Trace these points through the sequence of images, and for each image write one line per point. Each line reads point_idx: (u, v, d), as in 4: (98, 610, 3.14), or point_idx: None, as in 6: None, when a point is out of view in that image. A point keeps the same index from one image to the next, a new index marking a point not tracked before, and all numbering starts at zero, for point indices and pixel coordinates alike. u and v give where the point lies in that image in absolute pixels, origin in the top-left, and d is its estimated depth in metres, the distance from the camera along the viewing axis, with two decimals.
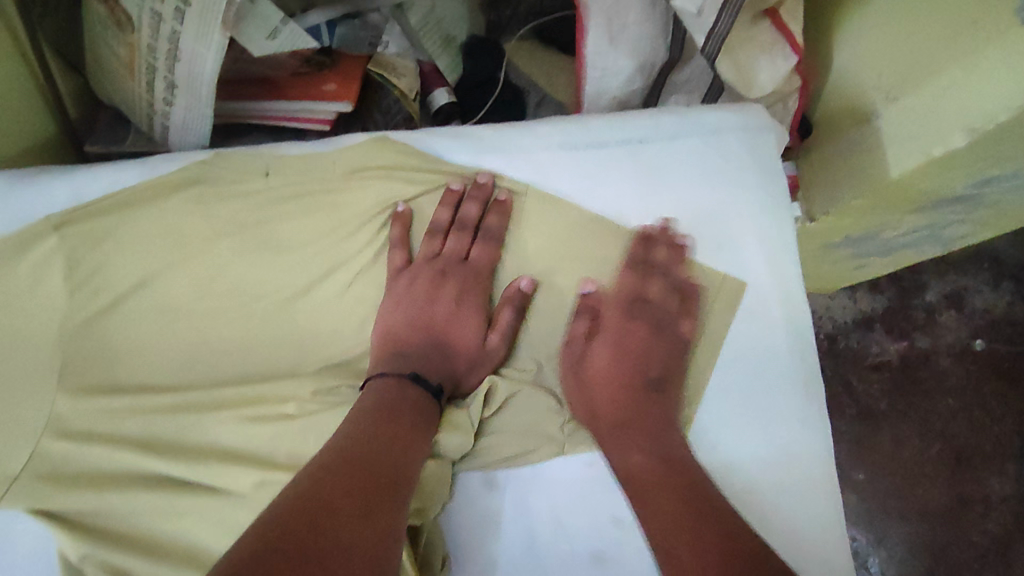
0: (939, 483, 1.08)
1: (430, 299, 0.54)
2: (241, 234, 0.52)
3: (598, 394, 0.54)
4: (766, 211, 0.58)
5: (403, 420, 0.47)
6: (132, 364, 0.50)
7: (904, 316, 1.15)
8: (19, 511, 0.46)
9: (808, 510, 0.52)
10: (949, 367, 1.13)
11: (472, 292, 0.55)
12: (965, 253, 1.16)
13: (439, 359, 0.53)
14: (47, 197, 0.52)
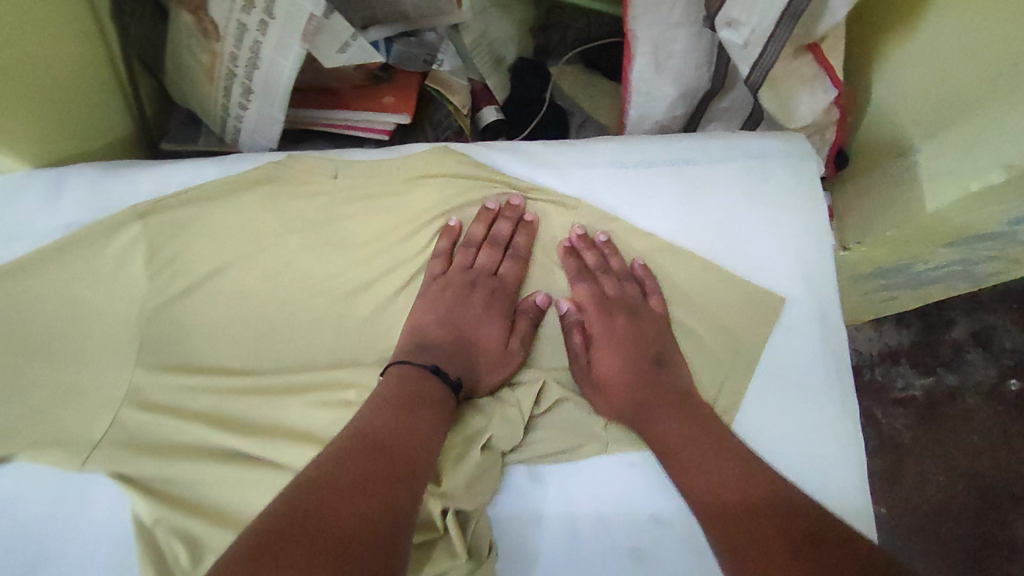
0: (965, 520, 1.09)
1: (462, 305, 0.57)
2: (311, 230, 0.56)
3: (617, 396, 0.55)
4: (808, 234, 0.60)
5: (420, 419, 0.49)
6: (203, 346, 0.53)
7: (930, 352, 1.17)
8: (98, 476, 0.49)
9: (844, 525, 0.54)
10: (977, 406, 1.14)
11: (502, 301, 0.57)
12: (992, 293, 1.19)
13: (463, 358, 0.55)
14: (133, 188, 0.56)
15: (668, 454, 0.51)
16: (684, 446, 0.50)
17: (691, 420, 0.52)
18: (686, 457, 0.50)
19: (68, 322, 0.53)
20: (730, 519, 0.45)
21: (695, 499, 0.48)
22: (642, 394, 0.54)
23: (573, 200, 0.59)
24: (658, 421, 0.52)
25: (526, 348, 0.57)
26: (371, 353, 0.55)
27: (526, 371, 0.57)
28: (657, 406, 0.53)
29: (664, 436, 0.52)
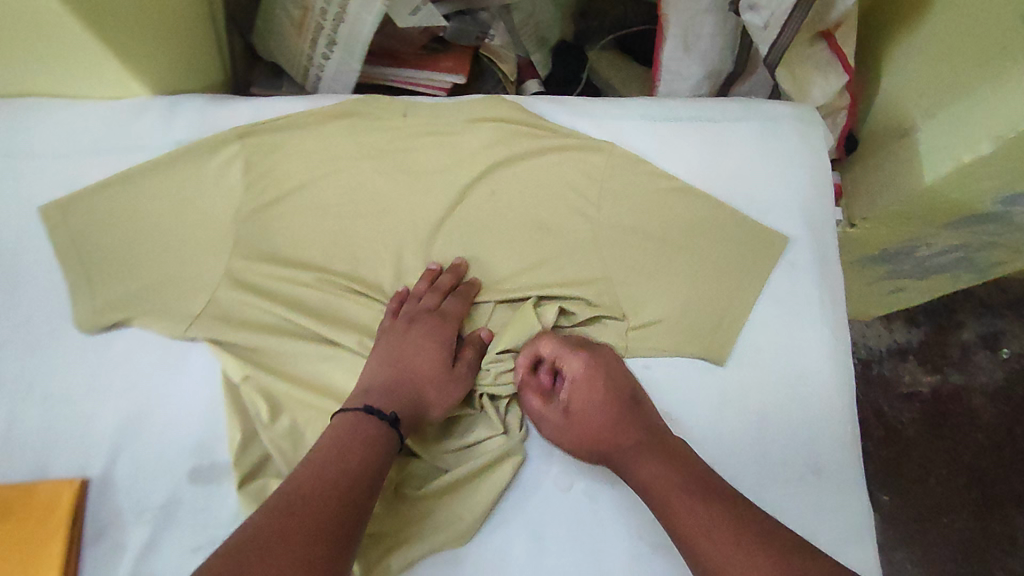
0: (964, 513, 1.16)
1: (405, 344, 0.59)
2: (381, 158, 0.65)
3: (593, 438, 0.58)
4: (812, 186, 0.68)
5: (353, 462, 0.51)
6: (287, 247, 0.63)
7: (939, 351, 1.25)
8: (200, 344, 0.60)
9: (829, 434, 0.62)
10: (981, 406, 1.22)
11: (446, 339, 0.60)
12: (999, 298, 1.27)
13: (406, 395, 0.57)
14: (233, 115, 0.66)
15: (656, 496, 0.54)
16: (673, 489, 0.53)
17: (673, 460, 0.55)
18: (674, 503, 0.53)
19: (177, 222, 0.62)
20: (721, 557, 0.49)
21: (686, 542, 0.51)
22: (624, 437, 0.57)
23: (607, 145, 0.67)
24: (644, 465, 0.56)
25: (469, 383, 0.60)
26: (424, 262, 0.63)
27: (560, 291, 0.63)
28: (641, 450, 0.56)
29: (652, 479, 0.55)
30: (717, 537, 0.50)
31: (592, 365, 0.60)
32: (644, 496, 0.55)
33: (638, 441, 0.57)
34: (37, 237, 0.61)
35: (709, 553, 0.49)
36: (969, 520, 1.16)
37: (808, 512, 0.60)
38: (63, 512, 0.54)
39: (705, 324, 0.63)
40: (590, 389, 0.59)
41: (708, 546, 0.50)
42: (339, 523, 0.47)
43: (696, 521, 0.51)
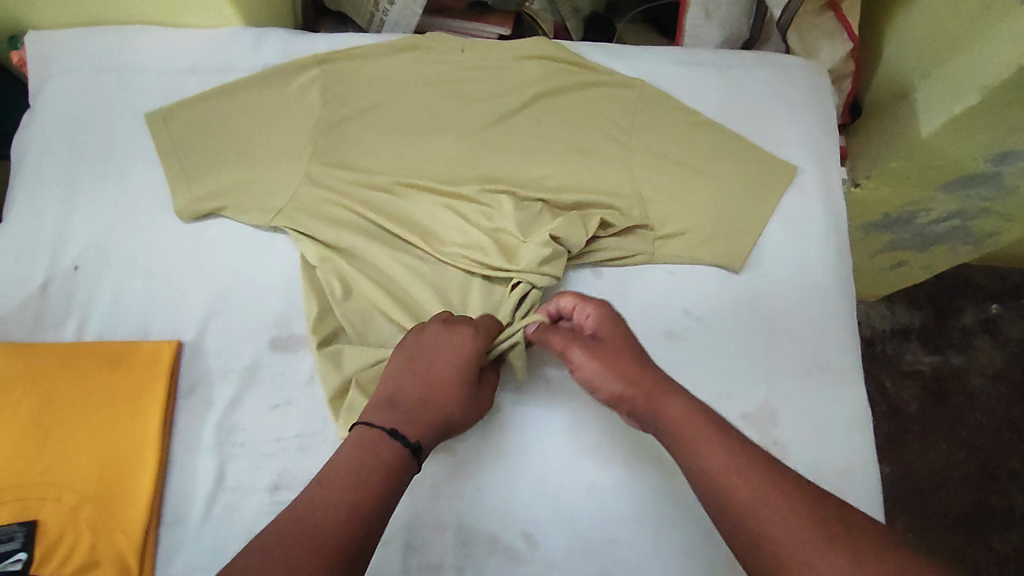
0: (964, 485, 1.21)
1: (436, 370, 0.58)
2: (441, 86, 0.74)
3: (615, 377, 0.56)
4: (820, 128, 0.77)
5: (371, 487, 0.49)
6: (357, 156, 0.71)
7: (939, 333, 1.32)
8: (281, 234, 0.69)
9: (833, 338, 0.70)
10: (980, 386, 1.28)
11: (477, 368, 0.60)
12: (997, 286, 1.35)
13: (425, 417, 0.56)
14: (312, 46, 0.75)
15: (682, 430, 0.51)
16: (700, 424, 0.51)
17: (700, 404, 0.53)
18: (702, 440, 0.49)
19: (260, 132, 0.70)
20: (756, 499, 0.45)
21: (716, 479, 0.47)
22: (647, 374, 0.55)
23: (638, 83, 0.75)
24: (670, 405, 0.52)
25: (480, 412, 0.61)
26: (476, 173, 0.71)
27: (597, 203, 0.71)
28: (666, 393, 0.53)
29: (676, 416, 0.52)
30: (755, 477, 0.46)
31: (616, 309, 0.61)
32: (665, 432, 0.52)
33: (664, 381, 0.55)
34: (144, 139, 0.70)
35: (741, 491, 0.46)
36: (969, 493, 1.21)
37: (815, 405, 0.67)
38: (163, 365, 0.62)
39: (725, 235, 0.71)
40: (609, 333, 0.58)
41: (740, 484, 0.46)
42: (368, 549, 0.47)
43: (729, 461, 0.48)
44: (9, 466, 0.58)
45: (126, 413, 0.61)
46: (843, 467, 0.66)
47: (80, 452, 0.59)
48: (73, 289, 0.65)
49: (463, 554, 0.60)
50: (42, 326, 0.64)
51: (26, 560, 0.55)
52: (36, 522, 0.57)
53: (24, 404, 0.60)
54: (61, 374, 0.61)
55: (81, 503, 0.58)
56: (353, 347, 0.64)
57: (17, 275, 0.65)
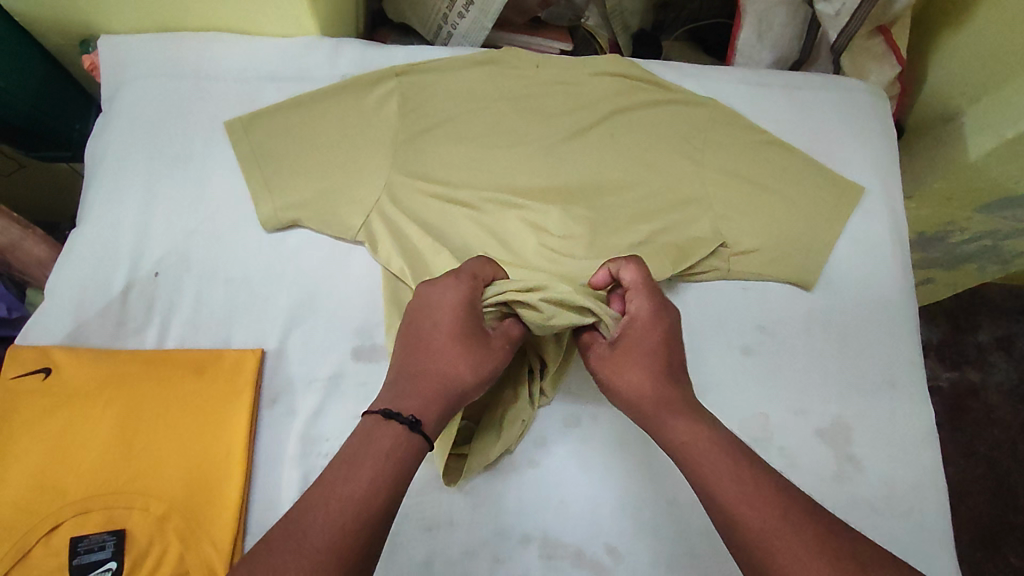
0: (983, 501, 1.23)
1: (426, 334, 0.54)
2: (516, 100, 0.75)
3: (631, 380, 0.54)
4: (883, 149, 0.79)
5: (365, 470, 0.46)
6: (437, 168, 0.72)
7: (958, 349, 1.34)
8: (360, 247, 0.70)
9: (902, 355, 0.71)
10: (997, 402, 1.30)
11: (469, 318, 0.54)
12: (1014, 305, 1.37)
13: (432, 394, 0.52)
14: (390, 59, 0.77)
15: (693, 457, 0.50)
16: (711, 449, 0.50)
17: (715, 428, 0.51)
18: (711, 468, 0.48)
19: (339, 141, 0.71)
20: (763, 535, 0.45)
21: (726, 510, 0.47)
22: (656, 388, 0.53)
23: (711, 101, 0.77)
24: (677, 424, 0.51)
25: (500, 360, 0.55)
26: (552, 188, 0.73)
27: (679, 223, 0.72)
28: (678, 409, 0.52)
29: (686, 440, 0.51)
30: (765, 509, 0.45)
31: (658, 305, 0.57)
32: (676, 454, 0.51)
33: (680, 402, 0.53)
34: (225, 147, 0.72)
35: (748, 521, 0.45)
36: (988, 508, 1.22)
37: (887, 421, 0.68)
38: (249, 374, 0.63)
39: (795, 252, 0.72)
40: (644, 330, 0.56)
41: (748, 515, 0.46)
42: (374, 530, 0.44)
43: (741, 491, 0.47)
44: (96, 475, 0.58)
45: (211, 422, 0.61)
46: (918, 482, 0.66)
47: (166, 461, 0.59)
48: (154, 294, 0.66)
49: (549, 568, 0.60)
50: (123, 331, 0.65)
51: (116, 569, 0.55)
52: (125, 531, 0.56)
53: (110, 412, 0.60)
54: (147, 381, 0.61)
55: (167, 514, 0.57)
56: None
57: (98, 279, 0.66)
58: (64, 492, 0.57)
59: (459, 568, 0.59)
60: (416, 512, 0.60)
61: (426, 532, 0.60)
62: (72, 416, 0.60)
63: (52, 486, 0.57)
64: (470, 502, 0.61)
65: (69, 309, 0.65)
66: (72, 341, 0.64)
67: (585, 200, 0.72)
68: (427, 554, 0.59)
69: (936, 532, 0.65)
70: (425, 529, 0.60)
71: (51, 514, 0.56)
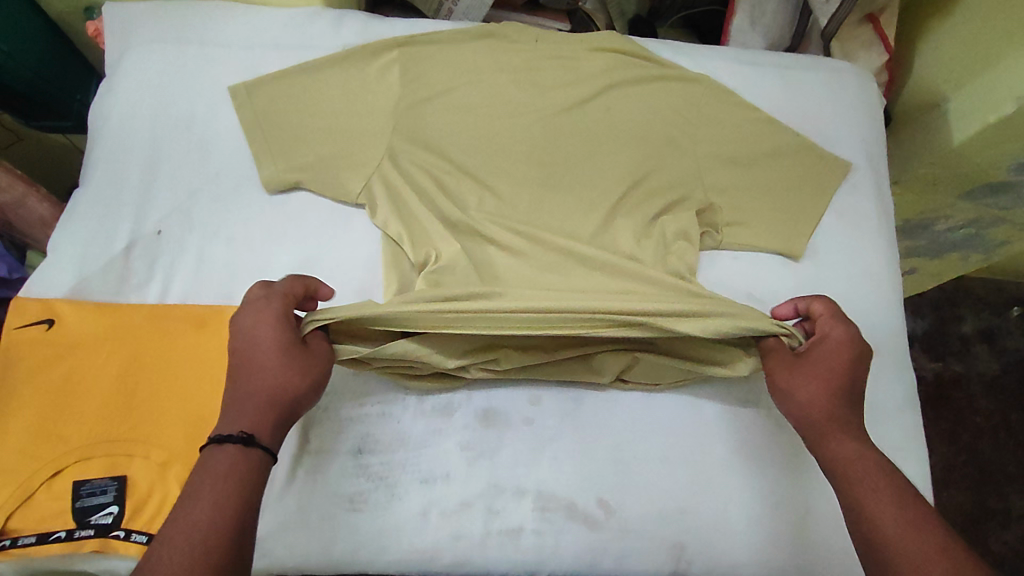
0: (964, 488, 1.25)
1: (245, 353, 0.54)
2: (514, 73, 0.77)
3: (801, 393, 0.57)
4: (871, 127, 0.81)
5: (207, 492, 0.46)
6: (437, 136, 0.73)
7: (941, 340, 1.38)
8: (360, 210, 0.72)
9: (886, 322, 0.73)
10: (980, 392, 1.33)
11: (287, 330, 0.55)
12: (995, 298, 1.41)
13: (267, 408, 0.52)
14: (392, 30, 0.79)
15: (852, 474, 0.52)
16: (872, 470, 0.52)
17: (877, 452, 0.53)
18: (866, 488, 0.51)
19: (341, 107, 0.72)
20: (909, 559, 0.46)
21: (875, 527, 0.49)
22: (828, 409, 0.55)
23: (704, 78, 0.79)
24: (839, 443, 0.54)
25: (324, 363, 0.57)
26: (548, 158, 0.74)
27: (674, 196, 0.73)
28: (842, 432, 0.54)
29: (848, 458, 0.53)
30: (917, 534, 0.47)
31: (853, 332, 0.59)
32: (833, 468, 0.53)
33: (845, 418, 0.55)
34: (228, 111, 0.73)
35: (898, 543, 0.47)
36: (969, 496, 1.25)
37: (872, 384, 0.70)
38: None
39: (783, 224, 0.74)
40: (838, 348, 0.58)
41: (901, 542, 0.47)
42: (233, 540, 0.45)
43: (900, 516, 0.48)
44: (98, 423, 0.59)
45: (210, 374, 0.62)
46: (901, 445, 0.68)
47: (166, 412, 0.60)
48: (156, 252, 0.67)
49: (543, 520, 0.61)
50: (126, 287, 0.66)
51: (118, 513, 0.56)
52: (126, 478, 0.57)
53: (112, 363, 0.61)
54: (149, 334, 0.62)
55: (168, 461, 0.58)
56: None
57: (101, 237, 0.67)
58: (65, 438, 0.58)
59: (454, 519, 0.60)
60: (414, 464, 0.62)
61: (422, 484, 0.61)
62: (75, 366, 0.61)
63: (55, 433, 0.58)
64: (466, 456, 0.62)
65: (73, 264, 0.66)
66: (75, 294, 0.64)
67: (580, 171, 0.74)
68: (422, 506, 0.61)
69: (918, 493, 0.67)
70: (421, 481, 0.61)
71: (54, 460, 0.57)
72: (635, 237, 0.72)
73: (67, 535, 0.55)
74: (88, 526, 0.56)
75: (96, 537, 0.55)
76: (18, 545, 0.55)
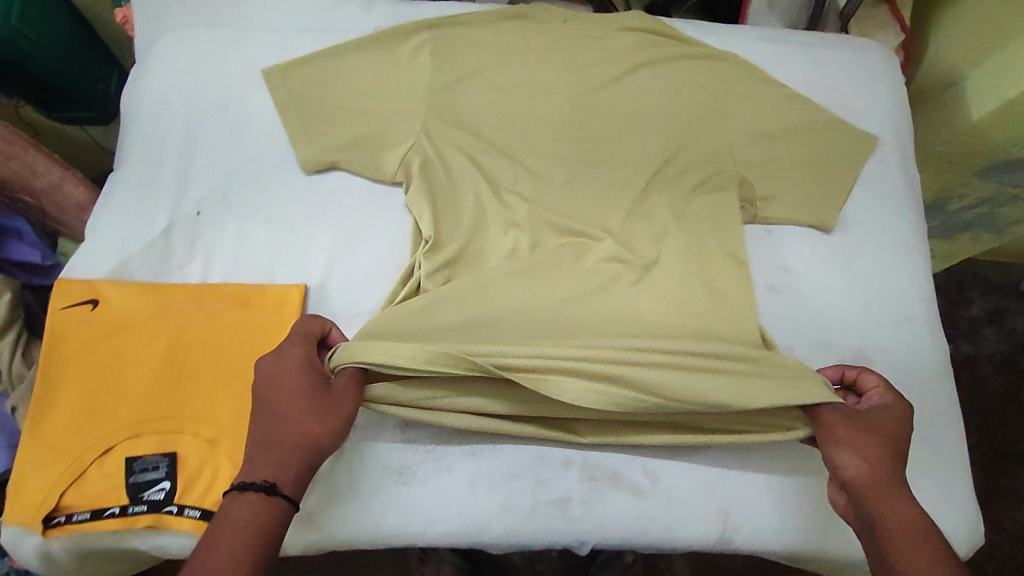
0: (978, 469, 1.26)
1: (269, 398, 0.54)
2: (544, 53, 0.78)
3: (864, 447, 0.55)
4: (894, 102, 0.82)
5: (228, 539, 0.48)
6: (470, 115, 0.74)
7: (952, 324, 1.39)
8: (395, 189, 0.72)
9: (918, 291, 0.73)
10: (991, 374, 1.34)
11: (311, 373, 0.56)
12: (1004, 282, 1.42)
13: (291, 455, 0.52)
14: (422, 12, 0.80)
15: (906, 538, 0.50)
16: (925, 539, 0.50)
17: (930, 521, 0.52)
18: (919, 556, 0.49)
19: (374, 89, 0.73)
20: None
21: None
22: (885, 468, 0.54)
23: (731, 56, 0.80)
24: (895, 504, 0.52)
25: (350, 406, 0.56)
26: (579, 136, 0.75)
27: (706, 171, 0.74)
28: (896, 493, 0.53)
29: (901, 521, 0.51)
30: None
31: (906, 405, 0.59)
32: (885, 526, 0.51)
33: (900, 482, 0.54)
34: (262, 93, 0.73)
35: None
36: (983, 477, 1.26)
37: (908, 350, 0.70)
38: (294, 306, 0.64)
39: (813, 198, 0.74)
40: (891, 415, 0.57)
41: None
42: None
43: None
44: (147, 401, 0.59)
45: (256, 352, 0.62)
46: (938, 411, 0.69)
47: (214, 391, 0.60)
48: (196, 233, 0.67)
49: (590, 489, 0.62)
50: (167, 268, 0.66)
51: (169, 489, 0.56)
52: (176, 454, 0.57)
53: (158, 341, 0.61)
54: (193, 313, 0.62)
55: (217, 438, 0.58)
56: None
57: (140, 219, 0.67)
58: (115, 416, 0.58)
59: (502, 491, 0.61)
60: (460, 436, 0.62)
61: (469, 456, 0.62)
62: (123, 344, 0.61)
63: (106, 411, 0.58)
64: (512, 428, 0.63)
65: (114, 246, 0.66)
66: (118, 275, 0.65)
67: (611, 149, 0.75)
68: (470, 478, 0.61)
69: (955, 458, 0.68)
70: (468, 453, 0.62)
71: (105, 438, 0.57)
72: (668, 211, 0.72)
73: (120, 511, 0.56)
74: (141, 501, 0.56)
75: (149, 513, 0.56)
76: (74, 520, 0.55)
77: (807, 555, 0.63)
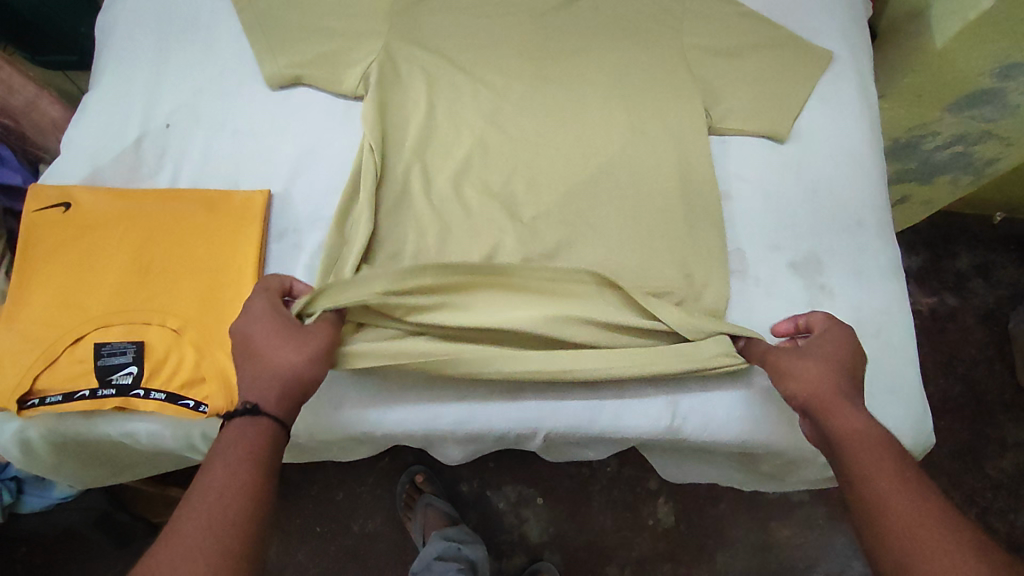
0: (961, 417, 1.25)
1: (246, 344, 0.56)
2: None
3: (813, 373, 0.57)
4: (853, 23, 0.83)
5: (241, 449, 0.50)
6: (431, 33, 0.76)
7: (936, 275, 1.37)
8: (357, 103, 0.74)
9: (870, 200, 0.75)
10: (975, 324, 1.33)
11: (280, 313, 0.57)
12: (990, 234, 1.40)
13: (279, 386, 0.54)
14: None
15: (859, 445, 0.52)
16: (879, 444, 0.52)
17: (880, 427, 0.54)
18: (873, 458, 0.51)
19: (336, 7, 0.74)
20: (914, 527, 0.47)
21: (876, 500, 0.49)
22: (833, 384, 0.56)
23: None
24: (844, 415, 0.54)
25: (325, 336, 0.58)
26: (537, 54, 0.77)
27: (662, 86, 0.75)
28: (847, 403, 0.55)
29: (854, 429, 0.53)
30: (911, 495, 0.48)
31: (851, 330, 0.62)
32: (838, 438, 0.53)
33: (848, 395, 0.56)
34: (229, 15, 0.75)
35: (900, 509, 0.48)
36: (967, 426, 1.25)
37: (857, 254, 0.72)
38: (257, 209, 0.66)
39: (767, 111, 0.76)
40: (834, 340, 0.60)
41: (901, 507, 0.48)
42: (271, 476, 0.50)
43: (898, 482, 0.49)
44: (115, 295, 0.62)
45: (221, 251, 0.64)
46: (885, 309, 0.70)
47: (180, 285, 0.63)
48: (165, 145, 0.70)
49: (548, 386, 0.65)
50: (138, 176, 0.69)
51: (137, 374, 0.59)
52: (143, 343, 0.60)
53: (127, 241, 0.64)
54: (161, 215, 0.65)
55: (182, 327, 0.61)
56: (409, 205, 0.69)
57: (111, 131, 0.70)
58: (84, 309, 0.61)
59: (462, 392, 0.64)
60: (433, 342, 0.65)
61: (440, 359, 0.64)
62: (92, 244, 0.64)
63: (76, 304, 0.61)
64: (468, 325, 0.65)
65: (87, 156, 0.69)
66: (90, 183, 0.68)
67: (569, 66, 0.77)
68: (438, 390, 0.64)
69: (903, 355, 0.69)
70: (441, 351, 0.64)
71: (74, 327, 0.60)
72: (623, 125, 0.74)
73: (90, 394, 0.59)
74: (110, 384, 0.59)
75: (118, 395, 0.59)
76: (46, 403, 0.59)
77: (750, 444, 0.66)
